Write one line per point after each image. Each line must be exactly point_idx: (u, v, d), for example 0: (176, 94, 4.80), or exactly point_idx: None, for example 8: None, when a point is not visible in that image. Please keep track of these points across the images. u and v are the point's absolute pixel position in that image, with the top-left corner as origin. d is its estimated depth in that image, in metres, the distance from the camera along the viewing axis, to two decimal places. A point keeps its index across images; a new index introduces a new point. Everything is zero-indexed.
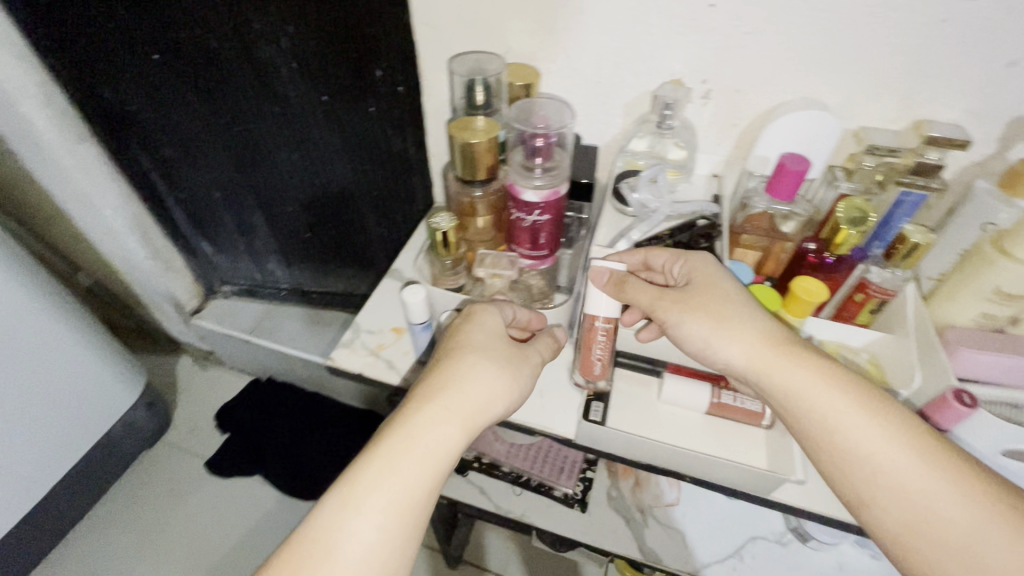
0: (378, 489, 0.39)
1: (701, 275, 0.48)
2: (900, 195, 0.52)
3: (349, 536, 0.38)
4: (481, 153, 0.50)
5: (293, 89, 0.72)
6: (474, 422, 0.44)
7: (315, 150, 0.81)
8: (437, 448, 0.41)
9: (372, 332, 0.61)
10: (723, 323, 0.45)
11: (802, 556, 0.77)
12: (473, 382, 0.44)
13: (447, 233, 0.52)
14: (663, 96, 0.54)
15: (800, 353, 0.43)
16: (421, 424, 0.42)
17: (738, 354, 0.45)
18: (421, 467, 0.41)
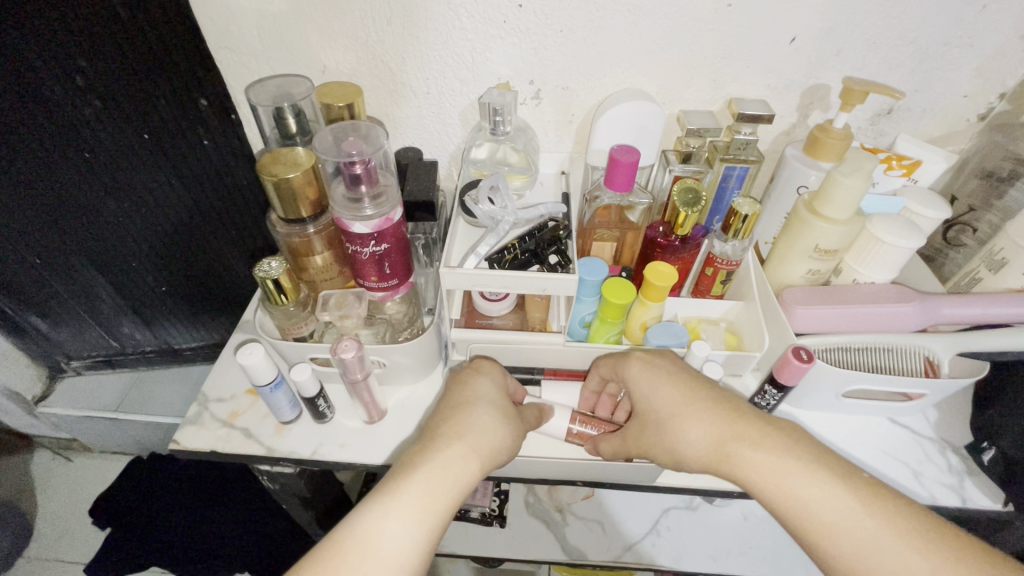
0: (403, 511, 0.38)
1: (645, 388, 0.46)
2: (726, 170, 0.57)
3: (378, 557, 0.36)
4: (300, 188, 0.45)
5: (103, 129, 0.57)
6: (485, 458, 0.43)
7: (153, 190, 0.66)
8: (458, 479, 0.41)
9: (223, 401, 0.54)
10: (676, 424, 0.44)
11: (710, 516, 0.81)
12: (483, 426, 0.44)
13: (278, 280, 0.46)
14: (491, 103, 0.52)
15: (758, 436, 0.41)
16: (441, 455, 0.41)
17: (697, 450, 0.43)
18: (446, 486, 0.40)
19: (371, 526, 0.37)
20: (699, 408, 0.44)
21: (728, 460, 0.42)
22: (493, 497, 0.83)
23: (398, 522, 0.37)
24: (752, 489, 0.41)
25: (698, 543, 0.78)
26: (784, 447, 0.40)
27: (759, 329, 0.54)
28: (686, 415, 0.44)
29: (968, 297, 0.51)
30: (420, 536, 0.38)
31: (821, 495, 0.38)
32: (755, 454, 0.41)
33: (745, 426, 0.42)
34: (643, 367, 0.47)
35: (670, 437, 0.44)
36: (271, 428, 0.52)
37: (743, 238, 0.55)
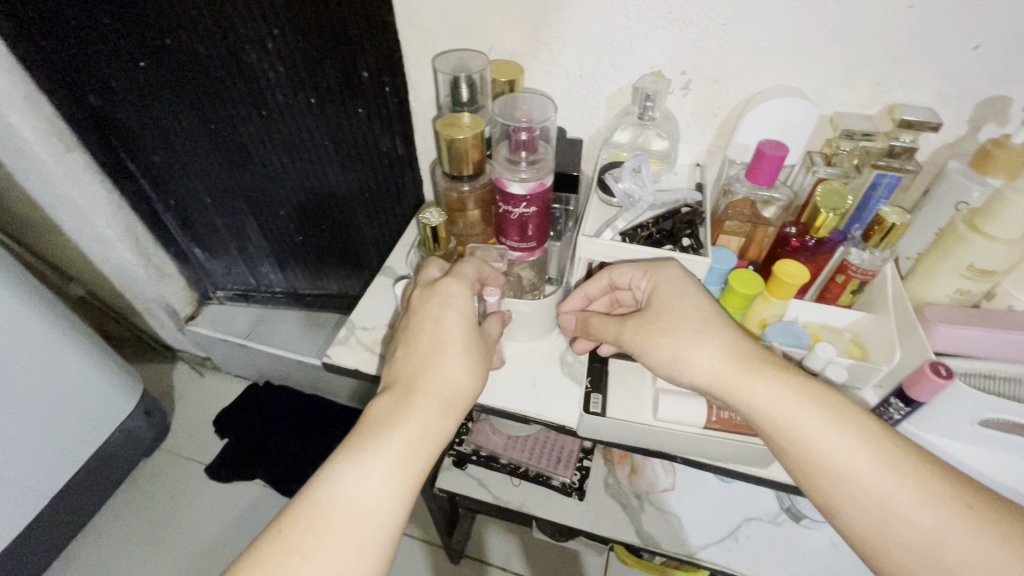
0: (365, 483, 0.41)
1: (668, 294, 0.49)
2: (877, 178, 0.55)
3: (342, 520, 0.40)
4: (468, 148, 0.50)
5: (280, 92, 0.71)
6: (451, 408, 0.46)
7: (305, 152, 0.80)
8: (428, 426, 0.45)
9: (367, 329, 0.62)
10: (687, 330, 0.47)
11: (794, 534, 0.79)
12: (451, 376, 0.46)
13: (436, 228, 0.53)
14: (644, 88, 0.55)
15: (767, 365, 0.45)
16: (414, 408, 0.44)
17: (703, 368, 0.46)
18: (406, 446, 0.43)
19: (343, 490, 0.41)
20: (704, 335, 0.46)
21: (742, 383, 0.44)
22: (575, 471, 0.85)
23: (364, 497, 0.41)
24: (754, 410, 0.44)
25: (778, 559, 0.76)
26: (799, 389, 0.43)
27: (891, 340, 0.52)
28: (695, 331, 0.47)
29: None
30: (390, 485, 0.42)
31: (836, 446, 0.41)
32: (753, 383, 0.44)
33: (761, 362, 0.45)
34: (673, 279, 0.49)
35: (684, 342, 0.47)
36: None
37: (885, 249, 0.55)
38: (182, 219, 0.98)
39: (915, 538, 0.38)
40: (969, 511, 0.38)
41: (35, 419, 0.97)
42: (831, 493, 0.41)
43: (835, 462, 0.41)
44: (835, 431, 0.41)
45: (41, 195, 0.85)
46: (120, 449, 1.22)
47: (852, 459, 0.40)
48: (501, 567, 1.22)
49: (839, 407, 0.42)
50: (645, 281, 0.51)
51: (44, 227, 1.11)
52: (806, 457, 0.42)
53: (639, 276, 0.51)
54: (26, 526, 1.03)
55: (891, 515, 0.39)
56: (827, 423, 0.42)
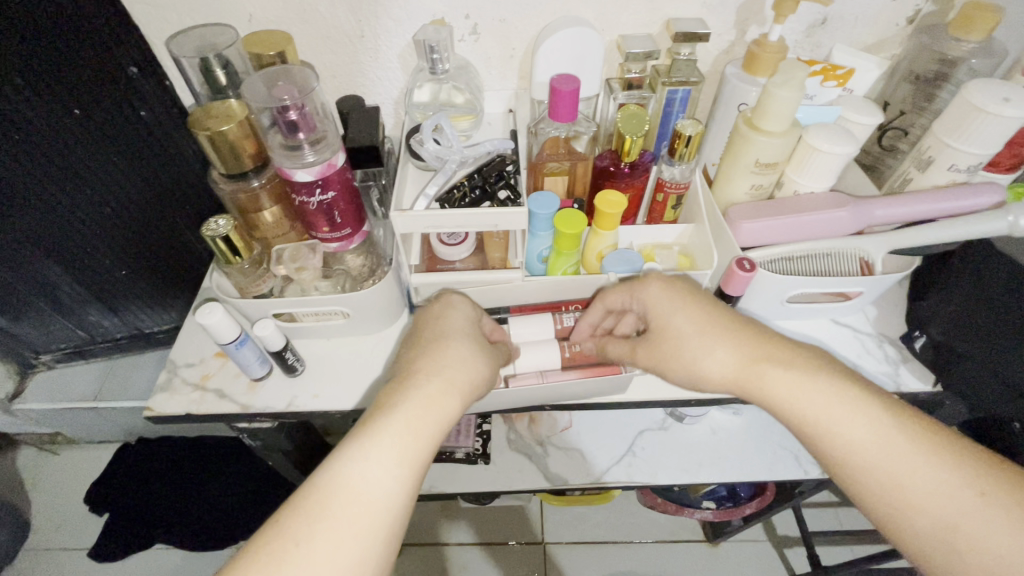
0: (379, 458, 0.38)
1: (665, 305, 0.47)
2: (669, 94, 0.57)
3: (357, 499, 0.37)
4: (237, 140, 0.44)
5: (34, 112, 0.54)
6: (467, 394, 0.44)
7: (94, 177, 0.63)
8: (427, 413, 0.41)
9: (193, 365, 0.55)
10: (707, 334, 0.46)
11: (681, 433, 0.86)
12: (457, 359, 0.45)
13: (230, 237, 0.46)
14: (426, 40, 0.50)
15: (790, 358, 0.44)
16: (418, 388, 0.42)
17: (719, 367, 0.45)
18: (424, 427, 0.41)
19: (356, 472, 0.38)
20: (716, 341, 0.45)
21: (752, 382, 0.44)
22: (477, 437, 0.87)
23: (378, 472, 0.38)
24: (777, 405, 0.43)
25: (671, 459, 0.83)
26: (817, 383, 0.42)
27: (710, 247, 0.56)
28: (700, 345, 0.46)
29: (899, 197, 0.52)
30: (394, 475, 0.38)
31: (860, 428, 0.40)
32: (783, 376, 0.43)
33: (773, 355, 0.44)
34: (660, 298, 0.47)
35: (694, 360, 0.46)
36: (243, 387, 0.53)
37: (690, 160, 0.57)
38: None
39: (929, 531, 0.37)
40: (986, 498, 0.36)
41: None
42: (852, 483, 0.40)
43: (847, 457, 0.40)
44: (857, 417, 0.40)
45: None
46: None
47: (864, 454, 0.39)
48: (443, 543, 1.22)
49: (844, 394, 0.41)
50: (637, 302, 0.49)
51: None
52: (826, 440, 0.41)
53: (632, 296, 0.49)
54: None
55: (904, 505, 0.38)
56: (848, 418, 0.40)
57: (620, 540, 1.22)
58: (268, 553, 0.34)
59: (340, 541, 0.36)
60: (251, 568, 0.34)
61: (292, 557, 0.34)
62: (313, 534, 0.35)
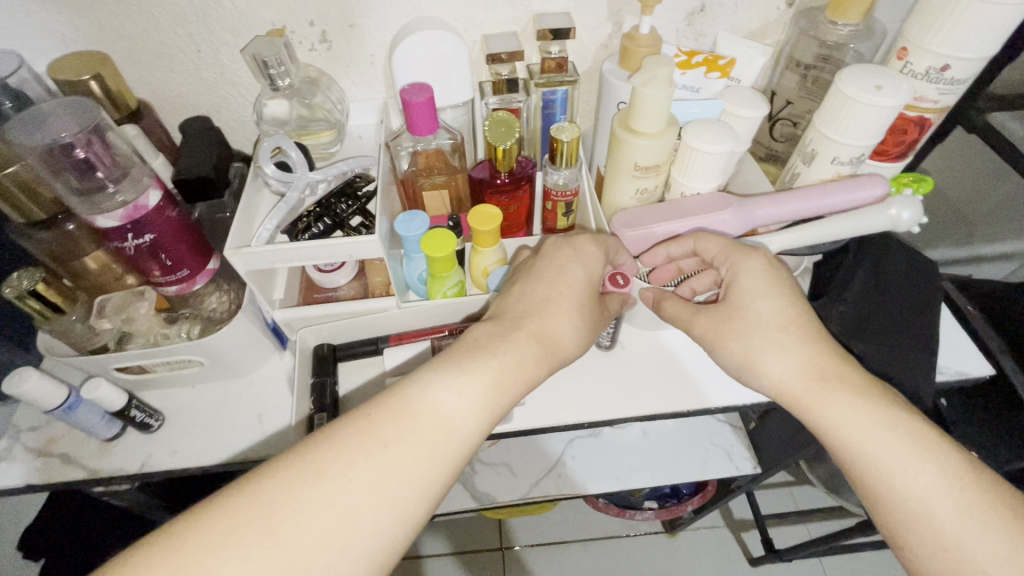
0: (471, 390, 0.36)
1: (748, 287, 0.43)
2: (545, 95, 0.53)
3: (435, 430, 0.35)
4: (30, 182, 0.39)
5: None
6: (554, 358, 0.41)
7: None
8: (526, 373, 0.39)
9: (35, 430, 0.50)
10: (782, 330, 0.42)
11: (612, 438, 0.83)
12: (558, 319, 0.41)
13: (39, 293, 0.41)
14: (259, 52, 0.45)
15: (866, 388, 0.40)
16: (512, 343, 0.39)
17: (791, 367, 0.41)
18: (508, 391, 0.38)
19: (440, 405, 0.35)
20: (792, 343, 0.42)
21: (815, 401, 0.40)
22: None
23: (464, 406, 0.36)
24: (829, 431, 0.40)
25: (602, 466, 0.81)
26: (892, 425, 0.38)
27: None
28: (777, 338, 0.42)
29: (782, 194, 0.49)
30: (483, 423, 0.36)
31: (925, 484, 0.37)
32: (848, 407, 0.39)
33: (845, 376, 0.40)
34: (754, 274, 0.43)
35: (759, 348, 0.42)
36: (92, 448, 0.48)
37: (570, 165, 0.53)
38: None
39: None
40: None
41: None
42: (907, 529, 0.37)
43: (910, 502, 0.37)
44: (924, 467, 0.37)
45: None
46: None
47: (935, 506, 0.36)
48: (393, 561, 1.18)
49: (931, 442, 0.38)
50: (726, 268, 0.45)
51: None
52: (883, 491, 0.38)
53: (722, 258, 0.45)
54: None
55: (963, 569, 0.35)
56: (922, 456, 0.37)
57: (576, 539, 1.21)
58: (341, 445, 0.33)
59: (409, 462, 0.33)
60: (321, 453, 0.32)
61: (373, 454, 0.33)
62: (395, 446, 0.33)
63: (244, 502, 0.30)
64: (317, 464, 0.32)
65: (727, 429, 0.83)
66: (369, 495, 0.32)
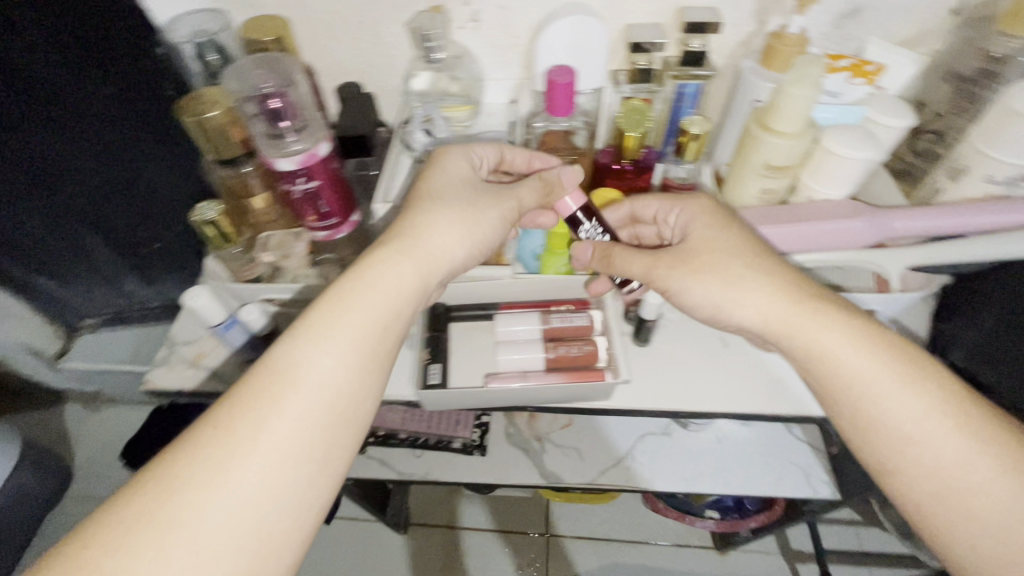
0: (330, 341, 0.36)
1: (704, 232, 0.46)
2: (678, 88, 0.53)
3: (305, 381, 0.35)
4: (225, 126, 0.45)
5: None
6: (431, 271, 0.42)
7: None
8: (399, 285, 0.40)
9: (189, 344, 0.57)
10: (735, 267, 0.44)
11: (684, 440, 0.83)
12: (434, 234, 0.43)
13: (217, 222, 0.47)
14: (420, 26, 0.49)
15: (824, 308, 0.41)
16: (378, 267, 0.40)
17: (753, 309, 0.43)
18: (379, 305, 0.39)
19: (302, 354, 0.36)
20: (761, 274, 0.43)
21: (795, 329, 0.42)
22: (476, 428, 0.86)
23: (326, 352, 0.36)
24: (814, 363, 0.41)
25: (671, 466, 0.81)
26: (876, 347, 0.40)
27: None
28: (745, 273, 0.43)
29: (921, 209, 0.48)
30: (353, 345, 0.37)
31: (920, 423, 0.37)
32: (822, 336, 0.41)
33: (826, 308, 0.41)
34: (708, 216, 0.47)
35: (733, 283, 0.43)
36: (234, 367, 0.55)
37: (696, 159, 0.54)
38: None
39: (980, 521, 0.35)
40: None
41: None
42: (898, 461, 0.38)
43: (905, 436, 0.38)
44: (921, 408, 0.38)
45: None
46: None
47: (926, 432, 0.37)
48: (445, 527, 1.23)
49: (920, 369, 0.39)
50: (676, 214, 0.49)
51: None
52: (873, 424, 0.39)
53: (665, 207, 0.50)
54: None
55: (958, 488, 0.36)
56: (910, 387, 0.38)
57: (623, 539, 1.21)
58: (216, 431, 0.33)
59: (287, 419, 0.34)
60: (200, 445, 0.33)
61: (241, 423, 0.33)
62: (266, 400, 0.34)
63: (157, 487, 0.31)
64: (203, 453, 0.32)
65: (808, 449, 0.80)
66: (270, 454, 0.33)
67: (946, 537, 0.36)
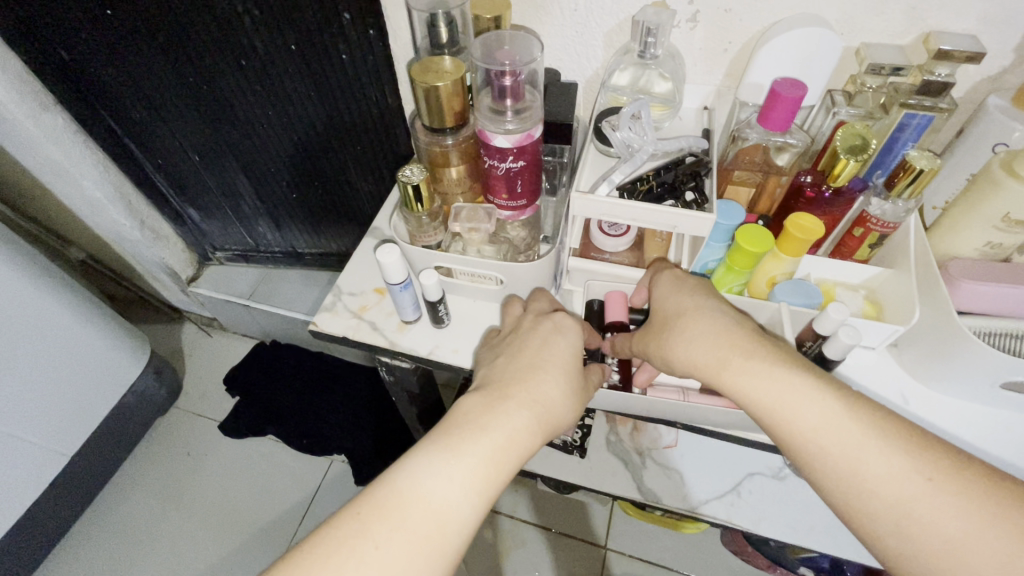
0: (458, 478, 0.39)
1: (667, 294, 0.48)
2: (905, 118, 0.49)
3: (427, 510, 0.37)
4: (447, 97, 0.46)
5: (259, 42, 0.75)
6: (548, 427, 0.43)
7: (293, 110, 0.86)
8: (523, 445, 0.42)
9: (354, 295, 0.60)
10: (675, 328, 0.46)
11: (797, 488, 0.78)
12: (553, 392, 0.44)
13: (418, 186, 0.48)
14: (645, 21, 0.49)
15: (751, 347, 0.42)
16: (504, 415, 0.42)
17: (684, 360, 0.44)
18: (501, 458, 0.40)
19: (428, 482, 0.38)
20: (694, 330, 0.45)
21: (723, 371, 0.43)
22: (577, 428, 0.86)
23: (453, 486, 0.38)
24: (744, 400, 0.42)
25: (780, 513, 0.76)
26: (807, 389, 0.40)
27: (912, 299, 0.49)
28: (683, 330, 0.45)
29: None
30: (480, 503, 0.39)
31: (869, 463, 0.38)
32: (742, 380, 0.42)
33: (739, 339, 0.43)
34: (671, 284, 0.49)
35: (676, 340, 0.45)
36: (393, 325, 0.57)
37: (911, 198, 0.49)
38: (171, 179, 1.10)
39: (885, 517, 0.37)
40: (932, 484, 0.36)
41: (36, 383, 0.99)
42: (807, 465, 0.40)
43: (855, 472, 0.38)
44: (867, 451, 0.38)
45: (43, 151, 0.93)
46: (135, 410, 1.27)
47: (825, 431, 0.39)
48: (509, 516, 1.23)
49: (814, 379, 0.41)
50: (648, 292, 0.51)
51: (39, 189, 1.11)
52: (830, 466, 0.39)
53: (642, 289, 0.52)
54: (52, 481, 1.10)
55: (858, 485, 0.38)
56: (806, 397, 0.40)
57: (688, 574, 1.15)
58: (341, 539, 0.36)
59: (408, 548, 0.36)
60: (319, 557, 0.35)
61: (365, 558, 0.35)
62: (387, 535, 0.36)
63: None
64: (326, 557, 0.35)
65: None
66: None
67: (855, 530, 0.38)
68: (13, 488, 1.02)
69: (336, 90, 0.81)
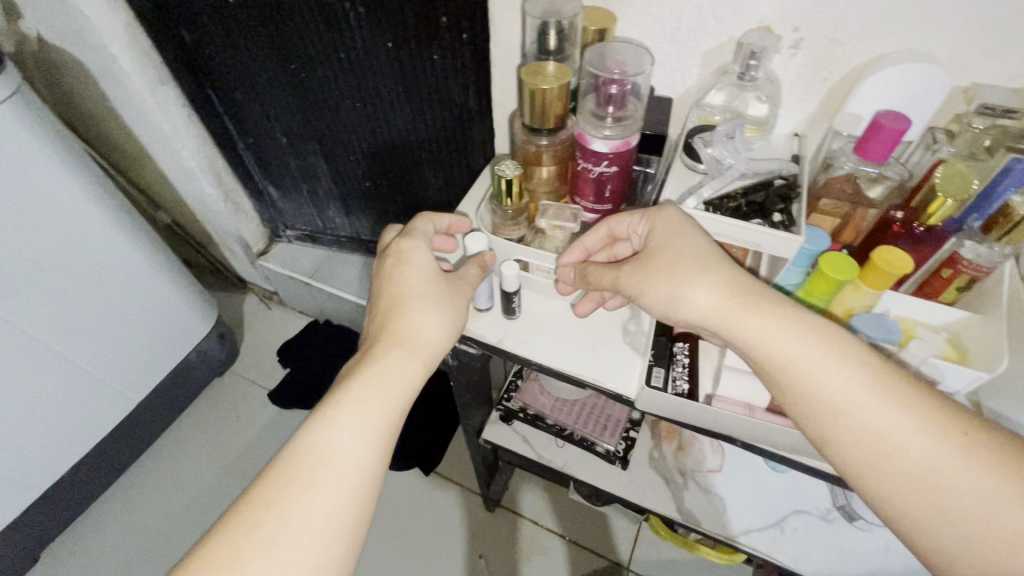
0: (345, 421, 0.45)
1: (663, 239, 0.47)
2: (1010, 161, 0.47)
3: (326, 459, 0.43)
4: (552, 100, 0.48)
5: (360, 35, 0.80)
6: (424, 353, 0.50)
7: (379, 100, 0.90)
8: (393, 376, 0.48)
9: None
10: (678, 271, 0.45)
11: (845, 533, 0.75)
12: (421, 326, 0.50)
13: (512, 181, 0.51)
14: (750, 45, 0.50)
15: (763, 304, 0.43)
16: (377, 358, 0.48)
17: (700, 304, 0.44)
18: (381, 389, 0.47)
19: (320, 438, 0.44)
20: (695, 273, 0.45)
21: (741, 321, 0.43)
22: (621, 440, 0.86)
23: (341, 432, 0.44)
24: (759, 350, 0.42)
25: (824, 555, 0.74)
26: (832, 350, 0.41)
27: (999, 348, 0.47)
28: (690, 270, 0.45)
29: None
30: (370, 435, 0.45)
31: (895, 424, 0.39)
32: (763, 329, 0.42)
33: (759, 298, 0.43)
34: (672, 223, 0.47)
35: (683, 282, 0.45)
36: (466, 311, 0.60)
37: (1006, 244, 0.50)
38: (258, 157, 1.18)
39: (912, 471, 0.38)
40: (966, 441, 0.38)
41: (115, 331, 1.08)
42: (836, 432, 0.40)
43: (885, 435, 0.39)
44: (893, 415, 0.39)
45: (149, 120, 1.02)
46: (197, 368, 1.35)
47: (850, 390, 0.40)
48: (534, 521, 1.23)
49: (841, 345, 0.41)
50: (643, 226, 0.50)
51: (141, 155, 1.22)
52: (859, 427, 0.39)
53: (637, 226, 0.50)
54: (118, 423, 1.18)
55: (889, 443, 0.39)
56: (834, 362, 0.40)
57: None
58: (249, 515, 0.41)
59: (314, 499, 0.42)
60: (233, 536, 0.40)
61: (269, 521, 0.40)
62: (288, 496, 0.41)
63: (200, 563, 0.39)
64: (243, 529, 0.40)
65: None
66: (300, 530, 0.40)
67: (882, 493, 0.39)
68: (85, 424, 1.11)
69: (423, 88, 0.85)
